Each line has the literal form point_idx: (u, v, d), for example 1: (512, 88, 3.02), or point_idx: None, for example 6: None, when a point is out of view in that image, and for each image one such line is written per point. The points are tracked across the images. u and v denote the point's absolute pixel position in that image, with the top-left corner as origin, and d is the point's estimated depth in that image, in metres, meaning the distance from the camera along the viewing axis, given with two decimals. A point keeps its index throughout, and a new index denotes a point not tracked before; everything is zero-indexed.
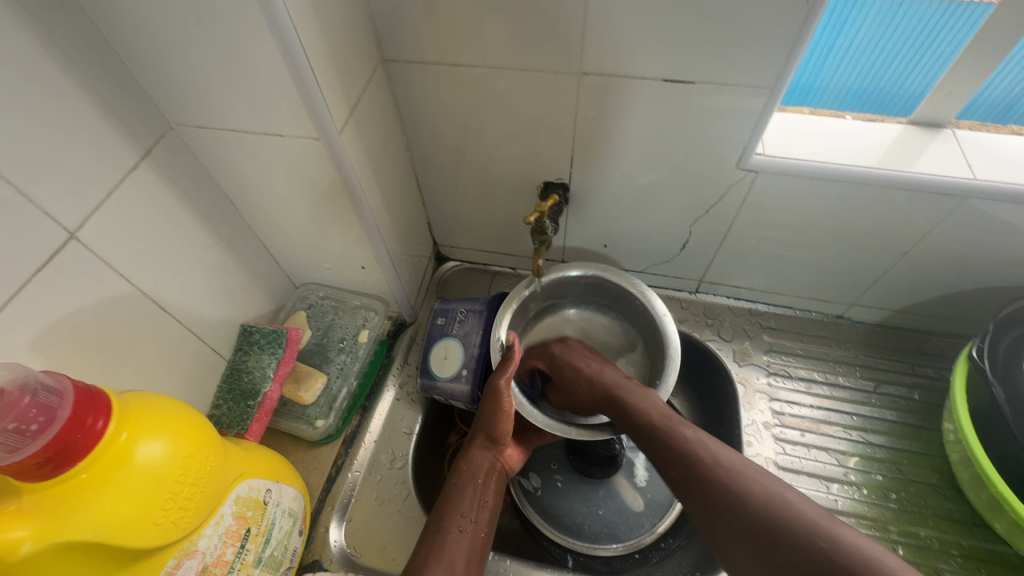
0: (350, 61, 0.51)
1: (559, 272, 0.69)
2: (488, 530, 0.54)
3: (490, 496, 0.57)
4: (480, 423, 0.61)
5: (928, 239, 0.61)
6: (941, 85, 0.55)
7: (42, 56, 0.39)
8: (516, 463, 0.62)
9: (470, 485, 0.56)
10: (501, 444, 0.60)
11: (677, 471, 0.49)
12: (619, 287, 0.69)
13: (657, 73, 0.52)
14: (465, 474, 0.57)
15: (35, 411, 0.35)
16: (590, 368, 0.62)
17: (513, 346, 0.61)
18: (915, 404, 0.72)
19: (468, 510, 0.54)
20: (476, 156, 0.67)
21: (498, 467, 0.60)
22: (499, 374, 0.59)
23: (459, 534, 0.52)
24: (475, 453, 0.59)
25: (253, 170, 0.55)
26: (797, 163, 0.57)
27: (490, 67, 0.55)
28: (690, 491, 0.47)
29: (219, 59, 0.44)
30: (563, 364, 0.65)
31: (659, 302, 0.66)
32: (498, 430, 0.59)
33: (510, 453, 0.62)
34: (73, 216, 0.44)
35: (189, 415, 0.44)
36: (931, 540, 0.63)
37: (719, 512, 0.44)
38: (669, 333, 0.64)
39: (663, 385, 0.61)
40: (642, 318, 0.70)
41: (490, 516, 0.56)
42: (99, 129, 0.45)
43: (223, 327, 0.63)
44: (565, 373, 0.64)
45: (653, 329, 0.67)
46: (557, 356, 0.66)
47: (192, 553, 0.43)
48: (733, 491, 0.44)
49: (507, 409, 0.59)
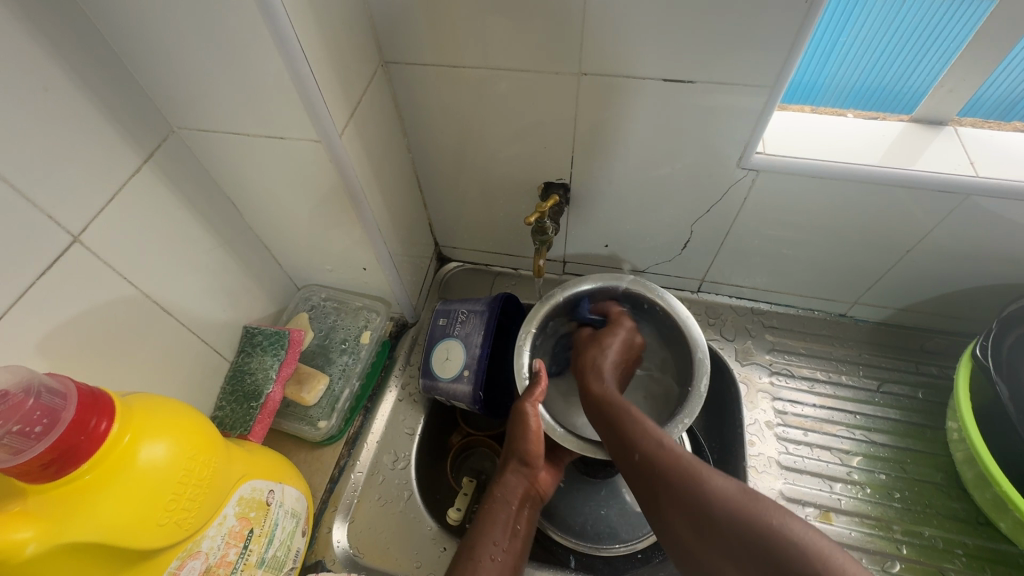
0: (350, 64, 0.51)
1: (575, 287, 0.67)
2: (520, 559, 0.54)
3: (523, 523, 0.57)
4: (511, 446, 0.61)
5: (930, 237, 0.61)
6: (942, 83, 0.55)
7: (45, 61, 0.40)
8: (550, 487, 0.62)
9: (503, 511, 0.57)
10: (534, 467, 0.60)
11: (640, 456, 0.49)
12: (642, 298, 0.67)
13: (657, 72, 0.52)
14: (498, 499, 0.58)
15: (39, 414, 0.36)
16: (609, 353, 0.63)
17: (541, 371, 0.62)
18: (919, 403, 0.71)
19: (501, 537, 0.55)
20: (476, 157, 0.67)
21: (532, 493, 0.60)
22: (526, 397, 0.60)
23: (491, 562, 0.52)
24: (509, 477, 0.59)
25: (254, 172, 0.55)
26: (797, 162, 0.57)
27: (490, 69, 0.55)
28: (649, 480, 0.48)
29: (220, 63, 0.44)
30: (608, 331, 0.65)
31: (681, 307, 0.65)
32: (531, 454, 0.59)
33: (543, 476, 0.62)
34: (76, 220, 0.44)
35: (193, 416, 0.44)
36: (936, 539, 0.63)
37: (674, 496, 0.45)
38: (697, 342, 0.62)
39: (696, 395, 0.60)
40: (661, 328, 0.67)
41: (524, 544, 0.56)
42: (102, 134, 0.45)
43: (225, 329, 0.63)
44: (598, 338, 0.65)
45: (675, 338, 0.65)
46: (614, 325, 0.66)
47: (195, 554, 0.44)
48: (692, 481, 0.45)
49: (535, 430, 0.59)
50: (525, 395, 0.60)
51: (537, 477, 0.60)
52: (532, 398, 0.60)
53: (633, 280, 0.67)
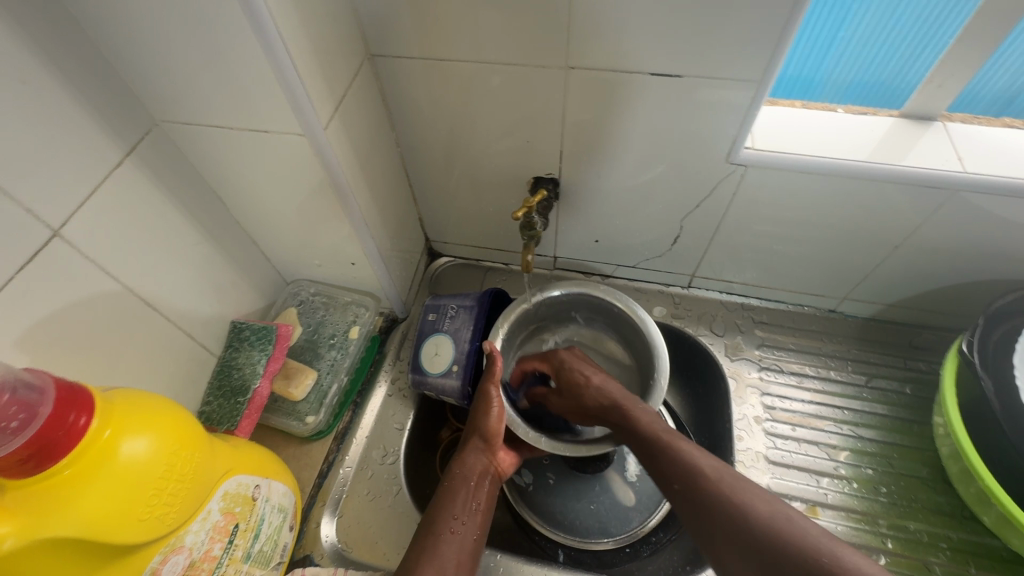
0: (334, 57, 0.50)
1: (543, 293, 0.68)
2: (480, 533, 0.53)
3: (483, 499, 0.56)
4: (473, 424, 0.61)
5: (919, 232, 0.61)
6: (931, 79, 0.55)
7: (23, 53, 0.39)
8: (510, 467, 0.61)
9: (463, 487, 0.56)
10: (494, 446, 0.60)
11: (680, 485, 0.48)
12: (603, 301, 0.68)
13: (645, 66, 0.52)
14: (458, 476, 0.57)
15: (15, 409, 0.35)
16: (593, 380, 0.61)
17: (495, 350, 0.62)
18: (906, 398, 0.72)
19: (460, 512, 0.53)
20: (466, 152, 0.66)
21: (491, 471, 0.59)
22: (486, 378, 0.61)
23: (451, 536, 0.51)
24: (468, 454, 0.59)
25: (240, 167, 0.55)
26: (787, 157, 0.56)
27: (477, 63, 0.55)
28: (689, 502, 0.47)
29: (201, 55, 0.43)
30: (568, 372, 0.63)
31: (638, 306, 0.66)
32: (491, 430, 0.59)
33: (503, 457, 0.61)
34: (58, 214, 0.44)
35: (176, 412, 0.44)
36: (921, 533, 0.63)
37: (719, 524, 0.44)
38: (654, 337, 0.64)
39: (658, 390, 0.61)
40: (622, 325, 0.69)
41: (484, 519, 0.54)
42: (82, 129, 0.45)
43: (212, 324, 0.63)
44: (571, 380, 0.62)
45: (635, 334, 0.67)
46: (562, 368, 0.64)
47: (178, 549, 0.44)
48: (734, 506, 0.44)
49: (497, 407, 0.60)
50: (486, 376, 0.61)
51: (497, 455, 0.60)
52: (492, 379, 0.61)
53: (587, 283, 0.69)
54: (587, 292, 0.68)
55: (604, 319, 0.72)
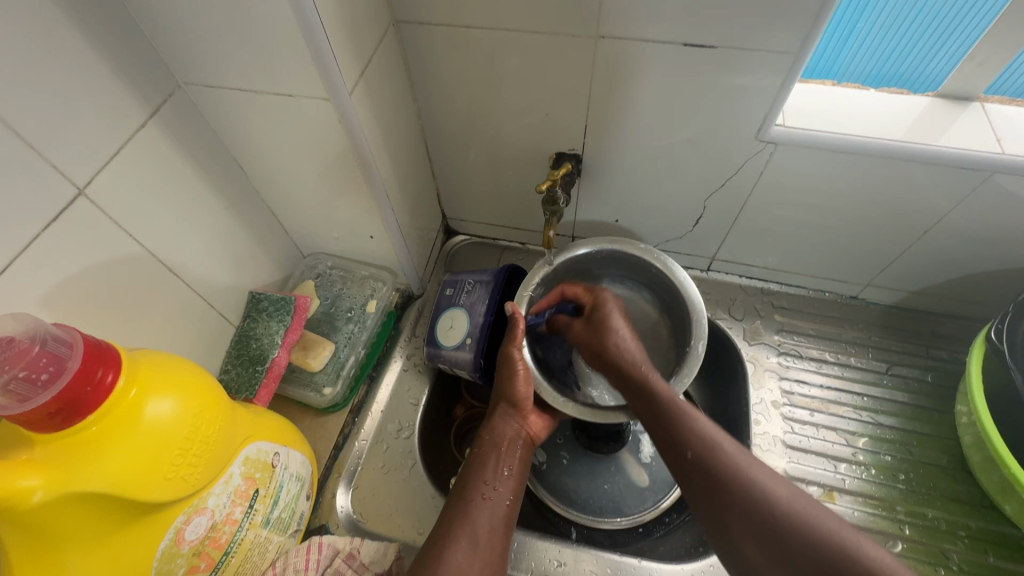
0: (360, 21, 0.49)
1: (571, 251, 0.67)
2: (514, 497, 0.54)
3: (515, 464, 0.57)
4: (500, 391, 0.61)
5: (949, 217, 0.59)
6: (972, 57, 0.53)
7: (49, 7, 0.39)
8: (542, 431, 0.62)
9: (493, 453, 0.57)
10: (524, 410, 0.60)
11: (694, 456, 0.47)
12: (639, 260, 0.67)
13: (678, 37, 0.50)
14: (487, 444, 0.57)
15: (45, 361, 0.36)
16: (624, 332, 0.58)
17: (517, 314, 0.61)
18: (927, 386, 0.71)
19: (492, 478, 0.54)
20: (488, 126, 0.65)
21: (523, 436, 0.59)
22: (509, 342, 0.61)
23: (482, 501, 0.52)
24: (498, 421, 0.59)
25: (262, 132, 0.54)
26: (817, 135, 0.55)
27: (502, 31, 0.53)
28: (704, 478, 0.46)
29: (226, 14, 0.42)
30: (603, 313, 0.61)
31: (677, 267, 0.65)
32: (519, 395, 0.60)
33: (535, 420, 0.61)
34: (82, 173, 0.43)
35: (199, 374, 0.44)
36: (938, 521, 0.63)
37: (743, 510, 0.43)
38: (694, 300, 0.63)
39: (694, 355, 0.61)
40: (656, 283, 0.68)
41: (516, 484, 0.55)
42: (107, 87, 0.44)
43: (231, 293, 0.63)
44: (603, 321, 0.60)
45: (673, 296, 0.66)
46: (598, 306, 0.62)
47: (201, 510, 0.44)
48: (756, 489, 0.44)
49: (521, 373, 0.60)
50: (510, 338, 0.60)
51: (528, 419, 0.60)
52: (515, 343, 0.61)
53: (619, 240, 0.67)
54: (623, 250, 0.67)
55: (638, 277, 0.70)
